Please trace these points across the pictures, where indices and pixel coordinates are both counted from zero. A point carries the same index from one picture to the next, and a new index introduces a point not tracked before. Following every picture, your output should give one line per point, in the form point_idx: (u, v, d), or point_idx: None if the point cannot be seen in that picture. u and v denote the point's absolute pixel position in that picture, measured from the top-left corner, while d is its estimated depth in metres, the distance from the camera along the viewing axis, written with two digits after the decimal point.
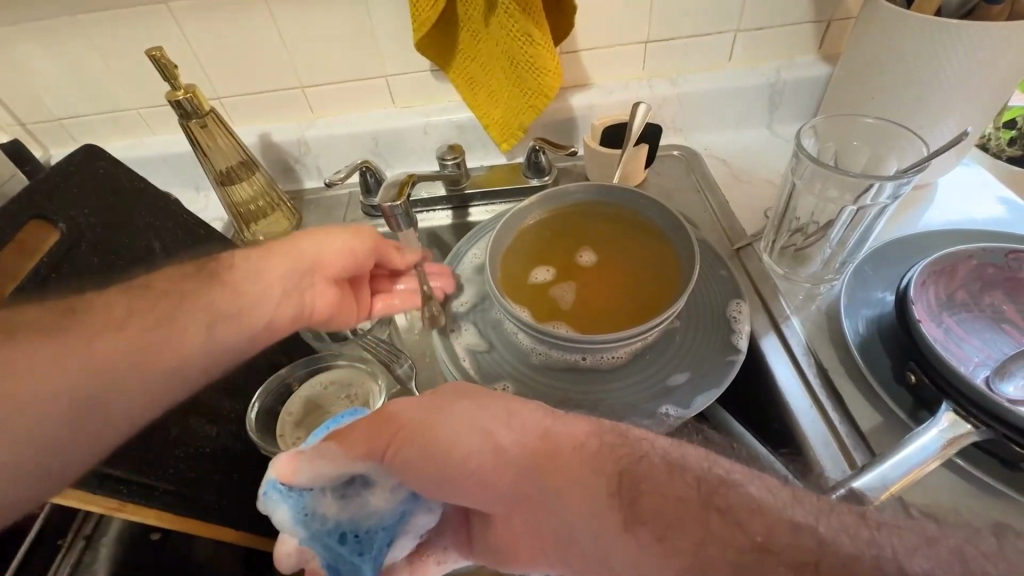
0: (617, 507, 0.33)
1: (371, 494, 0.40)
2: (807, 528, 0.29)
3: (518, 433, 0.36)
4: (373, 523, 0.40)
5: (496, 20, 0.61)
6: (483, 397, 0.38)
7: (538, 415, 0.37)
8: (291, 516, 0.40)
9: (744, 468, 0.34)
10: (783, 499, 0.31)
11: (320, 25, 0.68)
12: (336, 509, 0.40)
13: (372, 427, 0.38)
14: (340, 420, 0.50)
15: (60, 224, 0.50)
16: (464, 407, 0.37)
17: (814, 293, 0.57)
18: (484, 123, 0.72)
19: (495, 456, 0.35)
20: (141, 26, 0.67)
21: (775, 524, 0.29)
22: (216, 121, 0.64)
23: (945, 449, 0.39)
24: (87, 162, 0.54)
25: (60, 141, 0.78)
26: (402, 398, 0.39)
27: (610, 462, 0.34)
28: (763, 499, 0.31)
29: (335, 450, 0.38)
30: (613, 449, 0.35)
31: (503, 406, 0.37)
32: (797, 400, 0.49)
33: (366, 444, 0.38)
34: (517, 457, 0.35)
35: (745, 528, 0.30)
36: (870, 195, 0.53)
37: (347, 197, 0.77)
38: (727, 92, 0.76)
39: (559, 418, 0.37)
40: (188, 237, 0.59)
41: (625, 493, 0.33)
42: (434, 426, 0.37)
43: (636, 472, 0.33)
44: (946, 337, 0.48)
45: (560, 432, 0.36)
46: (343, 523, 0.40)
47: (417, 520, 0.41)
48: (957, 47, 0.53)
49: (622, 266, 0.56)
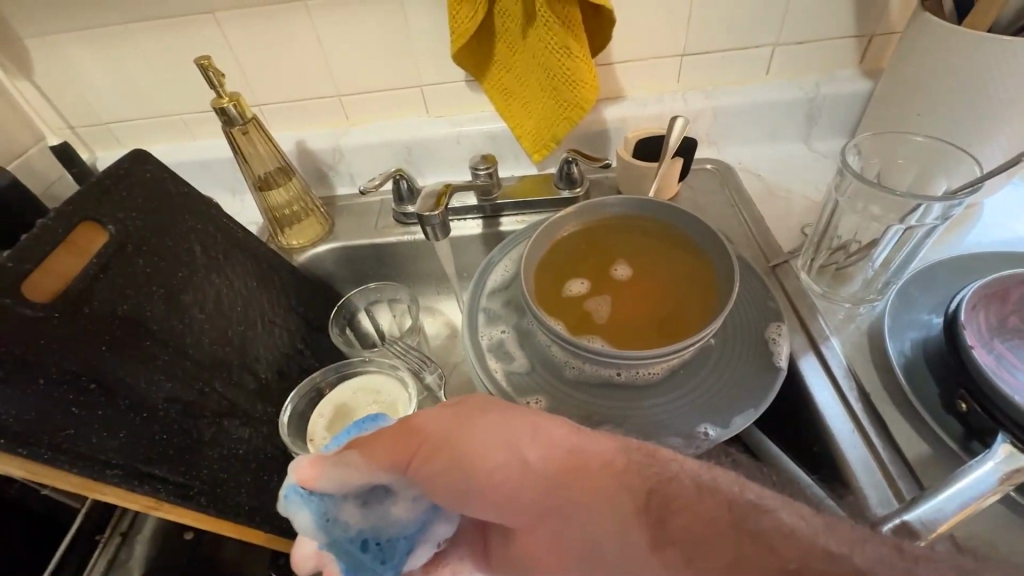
0: (644, 525, 0.32)
1: (393, 504, 0.40)
2: (840, 557, 0.27)
3: (544, 448, 0.35)
4: (394, 531, 0.40)
5: (534, 33, 0.62)
6: (509, 410, 0.37)
7: (564, 429, 0.36)
8: (313, 521, 0.40)
9: (778, 495, 0.32)
10: (815, 524, 0.29)
11: (358, 35, 0.69)
12: (358, 516, 0.40)
13: (398, 440, 0.38)
14: (361, 428, 0.50)
15: (109, 226, 0.51)
16: (495, 422, 0.37)
17: (854, 313, 0.56)
18: (516, 133, 0.72)
19: (522, 469, 0.35)
20: (188, 35, 0.69)
21: (811, 552, 0.28)
22: (256, 127, 0.65)
23: (1001, 484, 0.37)
24: (135, 166, 0.55)
25: (105, 145, 0.81)
26: (429, 409, 0.39)
27: (638, 479, 0.33)
28: (797, 525, 0.29)
29: (356, 459, 0.38)
30: (642, 467, 0.34)
31: (530, 419, 0.36)
32: (838, 423, 0.48)
33: (391, 456, 0.37)
34: (547, 471, 0.35)
35: (777, 554, 0.28)
36: (915, 216, 0.52)
37: (379, 204, 0.78)
38: (763, 106, 0.75)
39: (585, 434, 0.36)
40: (226, 241, 0.61)
41: (653, 513, 0.32)
42: (466, 441, 0.36)
43: (665, 492, 0.33)
44: (997, 364, 0.43)
45: (589, 449, 0.35)
46: (365, 530, 0.40)
47: (436, 529, 0.41)
48: (1009, 65, 0.52)
49: (659, 281, 0.55)
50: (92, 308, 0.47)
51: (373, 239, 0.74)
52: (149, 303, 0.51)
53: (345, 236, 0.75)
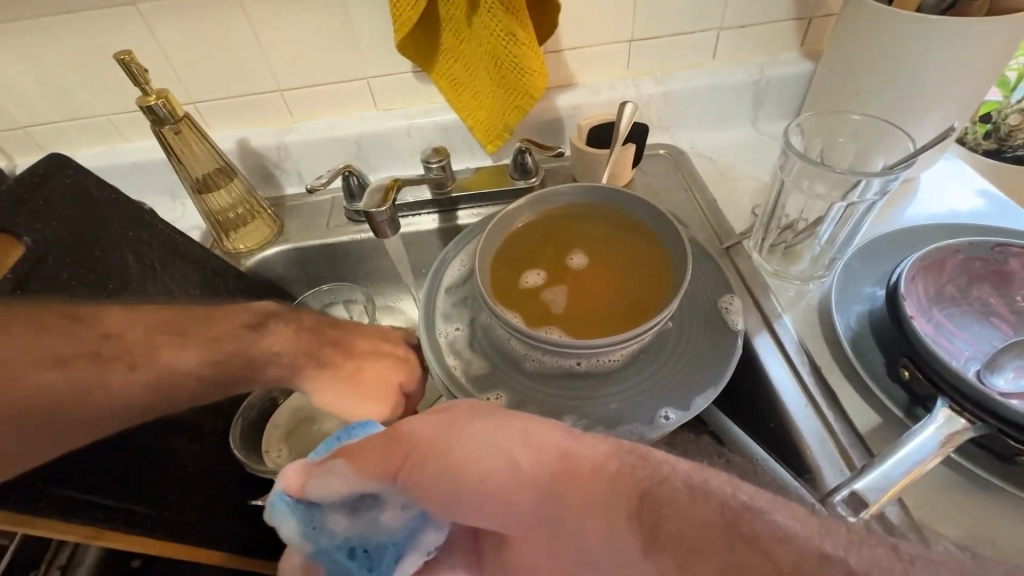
0: (636, 529, 0.30)
1: (380, 514, 0.38)
2: (837, 559, 0.25)
3: (535, 451, 0.34)
4: (380, 539, 0.39)
5: (478, 19, 0.60)
6: (502, 416, 0.36)
7: (559, 434, 0.34)
8: (300, 530, 0.40)
9: (768, 494, 0.30)
10: (812, 528, 0.27)
11: (296, 26, 0.66)
12: (346, 525, 0.39)
13: (389, 447, 0.37)
14: (350, 434, 0.44)
15: (24, 238, 0.47)
16: (484, 429, 0.35)
17: (804, 290, 0.57)
18: (468, 124, 0.70)
19: (514, 473, 0.34)
20: (108, 27, 0.64)
21: (801, 553, 0.26)
22: (190, 126, 0.62)
23: (942, 447, 0.39)
24: (55, 171, 0.51)
25: (27, 151, 0.75)
26: (420, 417, 0.37)
27: (628, 484, 0.31)
28: (792, 528, 0.27)
29: (343, 468, 0.37)
30: (631, 472, 0.31)
31: (520, 424, 0.35)
32: (791, 398, 0.49)
33: (380, 463, 0.36)
34: (541, 478, 0.33)
35: (772, 558, 0.26)
36: (857, 191, 0.54)
37: (330, 202, 0.75)
38: (710, 91, 0.76)
39: (578, 437, 0.34)
40: (163, 249, 0.58)
41: (645, 519, 0.30)
42: (457, 447, 0.35)
43: (657, 495, 0.30)
44: (937, 331, 0.48)
45: (581, 453, 0.33)
46: (352, 538, 0.39)
47: (425, 537, 0.38)
48: (938, 43, 0.53)
49: (615, 268, 0.55)
50: None
51: (325, 239, 0.71)
52: None
53: (296, 238, 0.72)
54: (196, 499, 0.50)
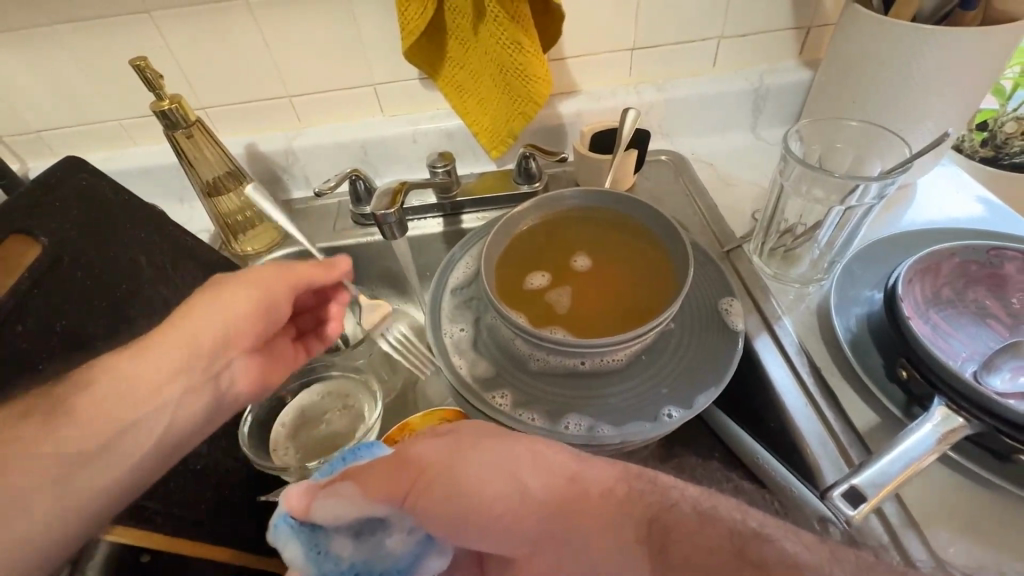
0: (646, 556, 0.31)
1: (388, 536, 0.38)
2: None
3: (545, 475, 0.35)
4: (386, 565, 0.38)
5: (484, 28, 0.62)
6: (507, 438, 0.37)
7: (564, 456, 0.36)
8: (303, 554, 0.38)
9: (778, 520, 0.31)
10: (820, 555, 0.28)
11: (306, 33, 0.68)
12: (351, 550, 0.38)
13: (393, 471, 0.37)
14: (355, 457, 0.45)
15: (41, 237, 0.48)
16: (488, 450, 0.37)
17: (803, 293, 0.58)
18: (473, 131, 0.72)
19: (523, 500, 0.35)
20: (121, 34, 0.65)
21: None
22: (202, 130, 0.63)
23: (939, 444, 0.40)
24: (69, 174, 0.52)
25: (38, 153, 0.76)
26: (425, 439, 0.39)
27: (639, 509, 0.32)
28: (800, 556, 0.28)
29: (351, 489, 0.37)
30: (642, 497, 0.33)
31: (527, 445, 0.36)
32: (791, 397, 0.50)
33: (388, 487, 0.37)
34: (548, 501, 0.34)
35: None
36: (856, 195, 0.55)
37: (337, 206, 0.76)
38: (710, 98, 0.77)
39: (589, 460, 0.35)
40: (174, 251, 0.58)
41: (654, 542, 0.31)
42: (461, 466, 0.36)
43: (666, 521, 0.31)
44: (934, 333, 0.49)
45: (592, 476, 0.34)
46: (358, 564, 0.38)
47: (431, 563, 0.39)
48: (932, 54, 0.55)
49: (617, 271, 0.56)
50: (26, 326, 0.44)
51: (332, 241, 0.72)
52: (92, 319, 0.49)
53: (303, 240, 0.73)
54: (208, 499, 0.51)
